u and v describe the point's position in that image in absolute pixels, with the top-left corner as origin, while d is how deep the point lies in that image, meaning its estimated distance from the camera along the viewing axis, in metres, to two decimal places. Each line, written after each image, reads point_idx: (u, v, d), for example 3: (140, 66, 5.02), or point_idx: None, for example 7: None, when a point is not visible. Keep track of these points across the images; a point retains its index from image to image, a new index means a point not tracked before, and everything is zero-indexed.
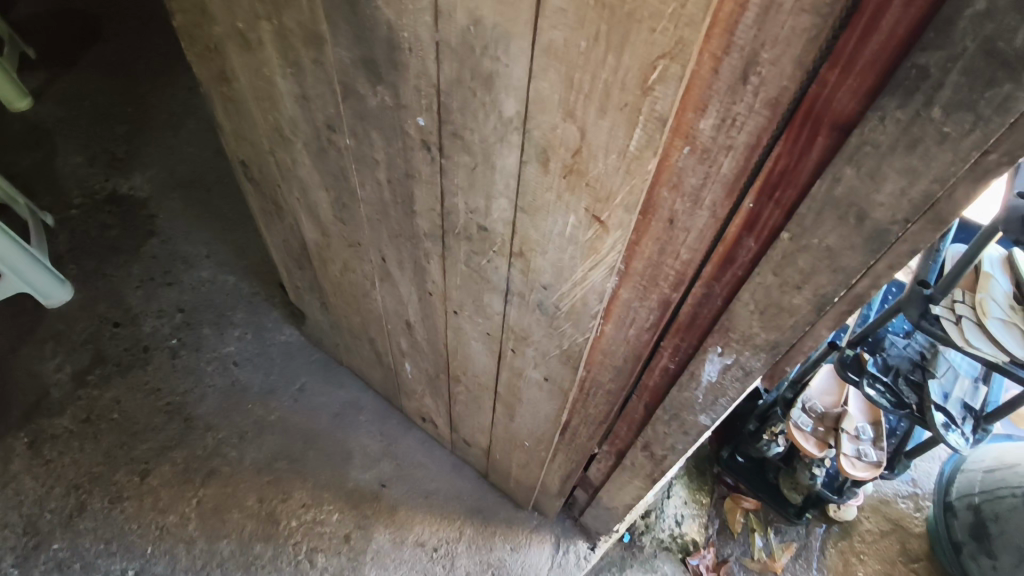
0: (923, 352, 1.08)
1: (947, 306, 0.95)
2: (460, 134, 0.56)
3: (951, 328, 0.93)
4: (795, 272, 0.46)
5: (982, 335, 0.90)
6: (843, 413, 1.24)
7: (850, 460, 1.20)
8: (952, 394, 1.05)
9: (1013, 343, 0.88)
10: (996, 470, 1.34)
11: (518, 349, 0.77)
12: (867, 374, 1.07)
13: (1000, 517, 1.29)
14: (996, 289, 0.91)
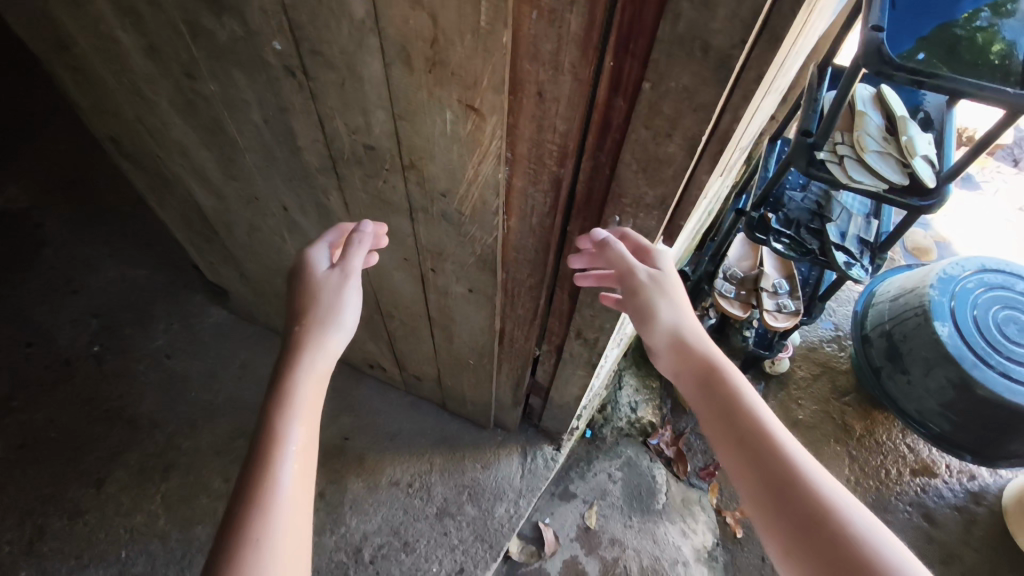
0: (818, 202, 1.18)
1: (827, 151, 1.01)
2: (320, 51, 0.54)
3: (836, 169, 0.99)
4: (663, 120, 0.48)
5: (862, 170, 0.99)
6: (761, 274, 1.33)
7: (772, 314, 1.28)
8: (848, 232, 1.14)
9: (889, 170, 0.98)
10: (901, 297, 1.50)
11: (438, 267, 0.78)
12: (772, 231, 1.16)
13: (907, 336, 1.45)
14: (871, 125, 1.03)
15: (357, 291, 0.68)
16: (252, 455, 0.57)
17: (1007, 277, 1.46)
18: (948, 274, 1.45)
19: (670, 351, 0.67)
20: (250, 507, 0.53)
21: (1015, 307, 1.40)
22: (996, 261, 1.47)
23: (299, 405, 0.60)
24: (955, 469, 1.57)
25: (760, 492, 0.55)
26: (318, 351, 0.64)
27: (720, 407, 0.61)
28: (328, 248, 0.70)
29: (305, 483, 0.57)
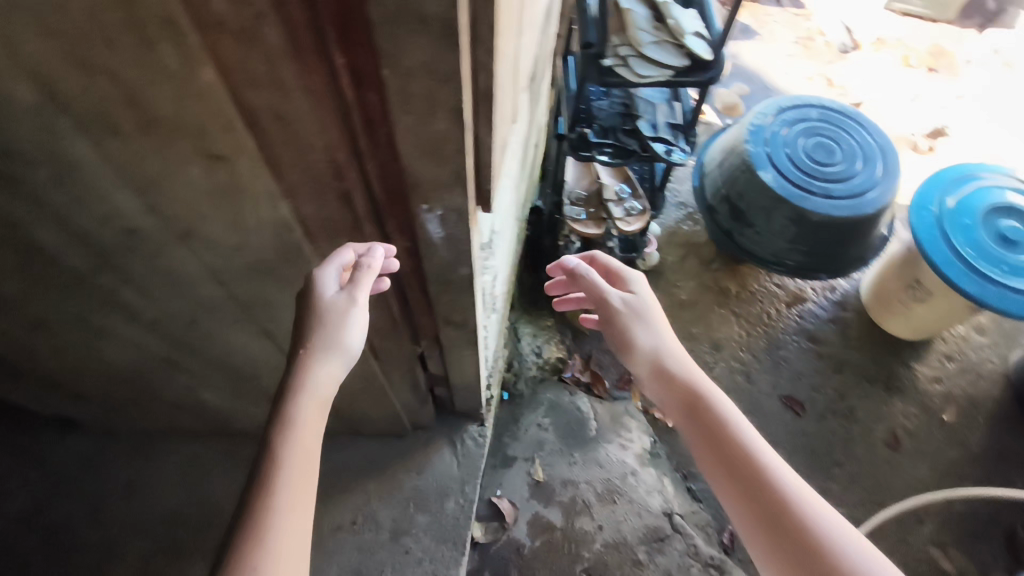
0: (624, 103, 1.23)
1: (608, 57, 1.04)
2: (10, 148, 0.45)
3: (624, 72, 1.02)
4: (419, 101, 0.45)
5: (647, 65, 1.02)
6: (601, 187, 1.39)
7: (624, 221, 1.36)
8: (658, 122, 1.20)
9: (669, 58, 1.02)
10: (726, 160, 1.62)
11: (274, 315, 0.72)
12: (593, 145, 1.19)
13: (742, 193, 1.57)
14: (640, 20, 1.05)
15: (360, 315, 0.65)
16: (253, 490, 0.60)
17: (801, 110, 1.61)
18: (755, 126, 1.58)
19: (643, 367, 0.82)
20: (248, 524, 0.58)
21: (816, 134, 1.56)
22: (787, 99, 1.62)
23: (294, 435, 0.63)
24: (819, 289, 1.77)
25: (732, 479, 0.69)
26: (325, 374, 0.65)
27: (694, 407, 0.75)
28: (335, 267, 0.61)
29: (303, 511, 0.61)
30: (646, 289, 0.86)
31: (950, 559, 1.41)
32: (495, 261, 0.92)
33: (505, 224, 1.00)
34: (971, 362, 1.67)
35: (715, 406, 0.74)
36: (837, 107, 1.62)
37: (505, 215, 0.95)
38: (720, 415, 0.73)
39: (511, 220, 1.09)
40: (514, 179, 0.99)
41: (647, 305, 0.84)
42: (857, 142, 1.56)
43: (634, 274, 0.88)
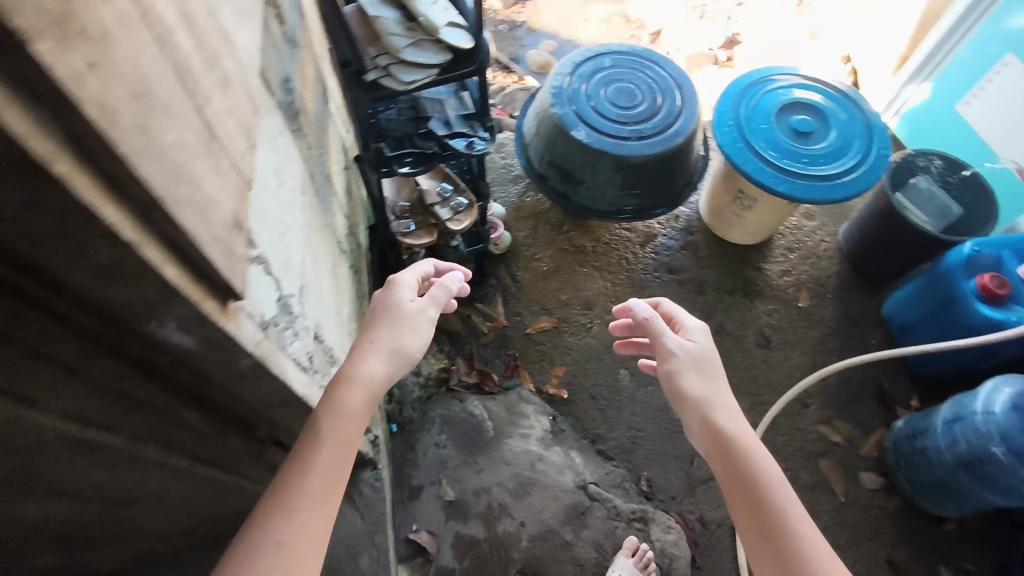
0: (411, 106, 1.18)
1: (369, 70, 1.00)
2: None
3: (391, 82, 0.99)
4: (53, 218, 0.38)
5: (412, 69, 0.99)
6: (422, 192, 1.35)
7: (454, 220, 1.33)
8: (450, 117, 1.17)
9: (432, 57, 0.99)
10: (540, 125, 1.62)
11: (48, 475, 0.63)
12: (392, 159, 1.15)
13: (564, 154, 1.58)
14: (390, 25, 0.98)
15: (427, 328, 0.93)
16: (303, 451, 0.78)
17: (595, 61, 1.64)
18: (556, 88, 1.59)
19: (685, 410, 0.95)
20: (292, 484, 0.75)
21: (614, 81, 1.60)
22: (579, 54, 1.64)
23: (346, 417, 0.81)
24: (665, 221, 1.84)
25: (749, 514, 0.84)
26: (362, 371, 0.86)
27: (726, 452, 0.89)
28: (414, 278, 1.00)
29: (337, 485, 0.78)
30: (705, 340, 1.00)
31: (837, 431, 1.53)
32: (309, 320, 0.86)
33: (314, 275, 0.94)
34: (810, 247, 1.80)
35: (751, 458, 0.88)
36: (626, 49, 1.66)
37: (307, 269, 0.89)
38: (754, 466, 0.87)
39: (325, 265, 1.03)
40: (308, 227, 0.93)
41: (706, 353, 0.98)
42: (652, 78, 1.62)
43: (690, 323, 1.03)
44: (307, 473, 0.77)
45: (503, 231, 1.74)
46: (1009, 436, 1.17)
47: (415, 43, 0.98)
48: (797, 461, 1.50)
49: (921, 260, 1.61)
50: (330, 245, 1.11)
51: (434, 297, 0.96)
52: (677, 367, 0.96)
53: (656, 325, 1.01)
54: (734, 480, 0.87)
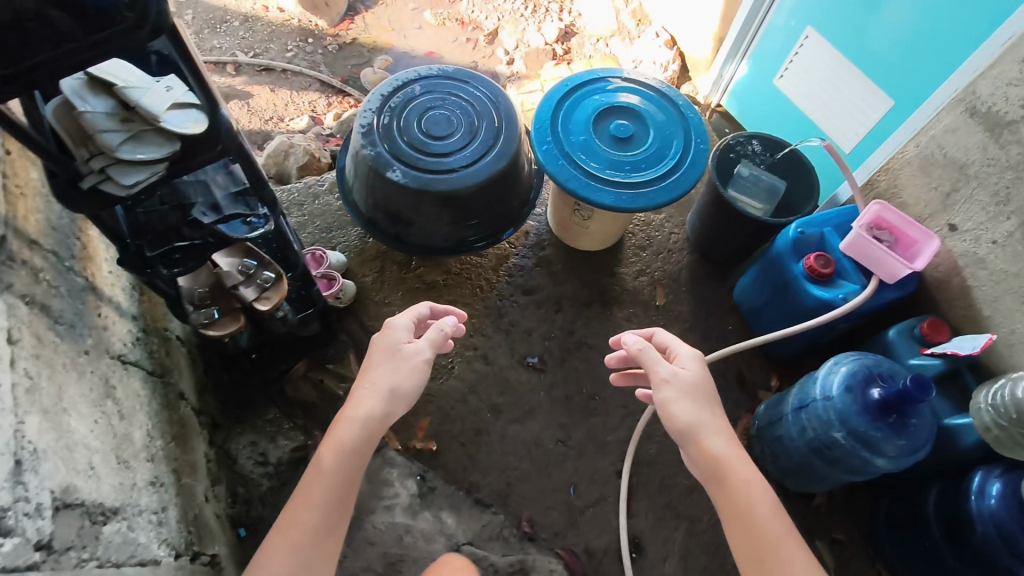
0: (168, 195, 1.03)
1: (89, 177, 0.86)
2: None
3: (112, 185, 0.86)
4: None
5: (135, 166, 0.86)
6: (222, 274, 1.22)
7: (263, 300, 1.23)
8: (217, 199, 1.05)
9: (156, 149, 0.86)
10: (357, 169, 1.51)
11: None
12: (152, 258, 1.02)
13: (386, 199, 1.48)
14: (100, 122, 0.83)
15: (422, 368, 1.17)
16: (311, 481, 1.05)
17: (404, 90, 1.53)
18: (365, 128, 1.48)
19: (680, 437, 1.08)
20: (303, 505, 1.03)
21: (425, 110, 1.50)
22: (385, 85, 1.53)
23: (346, 453, 1.07)
24: (515, 239, 1.78)
25: (738, 522, 1.01)
26: (358, 411, 1.11)
27: (721, 472, 1.04)
28: (410, 319, 1.24)
29: (336, 513, 1.05)
30: (698, 366, 1.14)
31: None
32: (39, 497, 0.74)
33: (56, 431, 0.80)
34: (660, 242, 1.80)
35: (745, 479, 1.03)
36: (436, 71, 1.57)
37: (37, 433, 0.76)
38: (744, 484, 1.02)
39: (86, 405, 0.90)
40: (35, 377, 0.80)
41: (699, 376, 1.11)
42: (466, 100, 1.53)
43: (683, 351, 1.17)
44: (315, 496, 1.04)
45: (344, 282, 1.64)
46: (845, 420, 1.20)
47: (133, 137, 0.85)
48: (672, 466, 1.51)
49: (759, 243, 1.63)
50: (98, 372, 0.97)
51: (430, 340, 1.20)
52: (672, 393, 1.09)
53: (651, 354, 1.14)
54: (726, 497, 1.03)
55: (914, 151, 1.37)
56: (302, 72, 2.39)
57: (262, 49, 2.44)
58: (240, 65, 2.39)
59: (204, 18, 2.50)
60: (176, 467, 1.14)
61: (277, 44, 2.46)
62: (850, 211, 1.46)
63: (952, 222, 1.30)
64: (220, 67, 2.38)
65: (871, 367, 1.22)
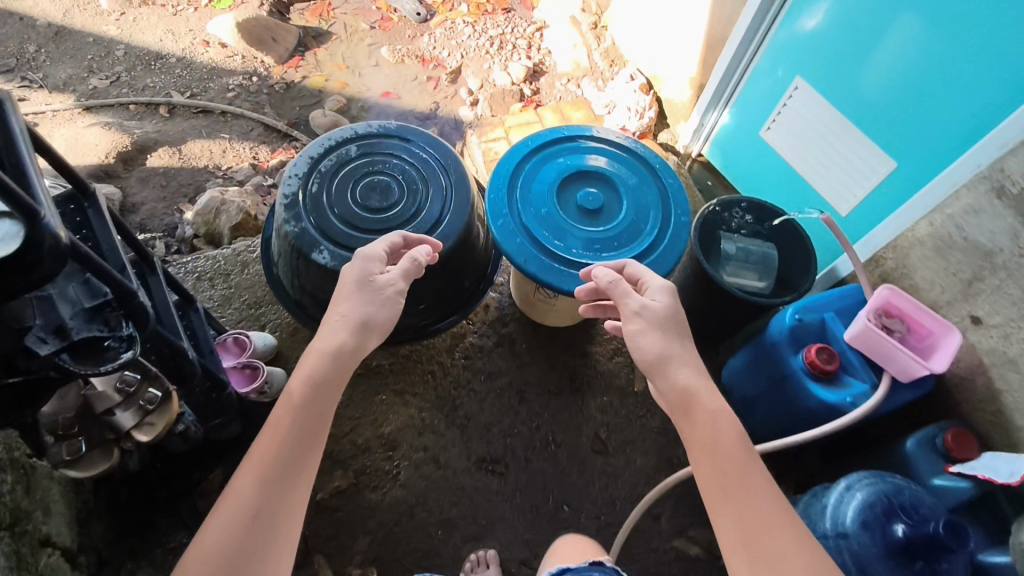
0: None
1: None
2: None
3: None
4: None
5: None
6: (96, 395, 1.00)
7: (144, 427, 1.01)
8: (65, 318, 0.82)
9: None
10: (279, 244, 1.29)
11: None
12: None
13: (312, 281, 1.25)
14: None
15: (393, 303, 1.01)
16: (284, 417, 0.86)
17: (337, 151, 1.31)
18: (288, 198, 1.26)
19: (646, 372, 0.88)
20: (272, 440, 0.85)
21: (361, 176, 1.29)
22: (313, 146, 1.31)
23: (318, 386, 0.89)
24: (473, 314, 1.56)
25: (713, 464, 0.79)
26: (332, 337, 0.93)
27: (691, 404, 0.83)
28: (380, 249, 1.07)
29: (310, 453, 0.86)
30: (670, 298, 0.94)
31: (695, 542, 1.33)
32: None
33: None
34: None
35: (713, 412, 0.82)
36: (374, 128, 1.35)
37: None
38: (714, 419, 0.81)
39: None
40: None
41: (672, 307, 0.91)
42: (409, 162, 1.32)
43: (655, 282, 0.97)
44: (287, 431, 0.85)
45: (273, 368, 1.41)
46: (863, 565, 0.98)
47: None
48: None
49: (749, 323, 1.43)
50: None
51: (401, 271, 1.03)
52: (638, 325, 0.89)
53: (620, 286, 0.95)
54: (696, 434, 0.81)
55: (927, 229, 1.18)
56: (244, 114, 2.15)
57: (200, 89, 2.20)
58: (175, 107, 2.14)
59: (137, 54, 2.26)
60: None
61: (218, 83, 2.22)
62: (852, 290, 1.27)
63: (975, 313, 1.11)
64: (151, 109, 2.13)
65: (890, 496, 1.01)
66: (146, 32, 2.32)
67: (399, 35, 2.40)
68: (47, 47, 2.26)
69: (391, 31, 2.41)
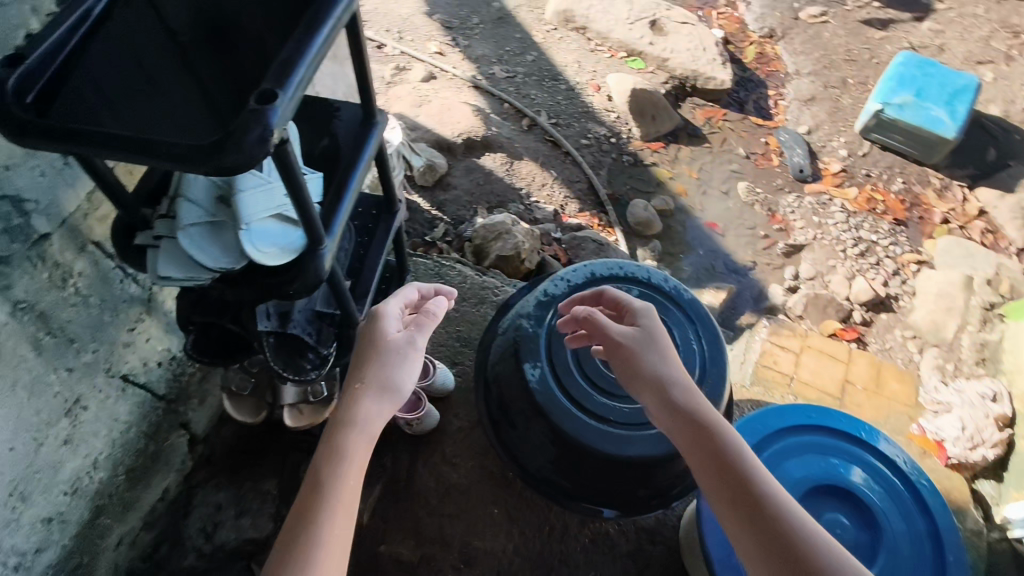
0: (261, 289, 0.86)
1: (147, 230, 0.73)
2: None
3: (153, 256, 0.71)
4: None
5: (182, 253, 0.70)
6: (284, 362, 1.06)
7: (295, 410, 1.07)
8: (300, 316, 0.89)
9: (214, 251, 0.70)
10: (507, 323, 1.29)
11: None
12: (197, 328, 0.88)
13: (507, 381, 1.22)
14: (194, 188, 0.72)
15: (416, 360, 0.81)
16: (303, 520, 0.68)
17: (619, 284, 1.28)
18: (545, 297, 1.25)
19: (649, 401, 0.84)
20: (297, 537, 0.67)
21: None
22: (603, 266, 1.29)
23: (347, 465, 0.72)
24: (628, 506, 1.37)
25: (719, 486, 0.76)
26: (366, 411, 0.75)
27: (695, 422, 0.80)
28: (398, 304, 0.86)
29: (337, 560, 0.68)
30: (649, 320, 0.90)
31: None
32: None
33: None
34: None
35: (708, 422, 0.80)
36: (665, 286, 1.29)
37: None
38: (710, 430, 0.79)
39: (9, 432, 0.82)
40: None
41: (650, 332, 0.88)
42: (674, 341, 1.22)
43: (633, 305, 0.93)
44: (316, 526, 0.68)
45: (431, 411, 1.41)
46: None
47: (211, 225, 0.71)
48: None
49: None
50: (67, 392, 0.89)
51: (418, 328, 0.83)
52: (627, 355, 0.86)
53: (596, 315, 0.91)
54: (700, 450, 0.79)
55: None
56: (581, 165, 2.17)
57: (564, 122, 2.26)
58: (535, 125, 2.24)
59: (541, 65, 2.40)
60: (100, 503, 1.05)
61: (582, 125, 2.26)
62: None
63: None
64: (517, 116, 2.25)
65: None
66: (560, 51, 2.43)
67: (768, 178, 2.21)
68: (486, 23, 2.51)
69: (763, 170, 2.23)
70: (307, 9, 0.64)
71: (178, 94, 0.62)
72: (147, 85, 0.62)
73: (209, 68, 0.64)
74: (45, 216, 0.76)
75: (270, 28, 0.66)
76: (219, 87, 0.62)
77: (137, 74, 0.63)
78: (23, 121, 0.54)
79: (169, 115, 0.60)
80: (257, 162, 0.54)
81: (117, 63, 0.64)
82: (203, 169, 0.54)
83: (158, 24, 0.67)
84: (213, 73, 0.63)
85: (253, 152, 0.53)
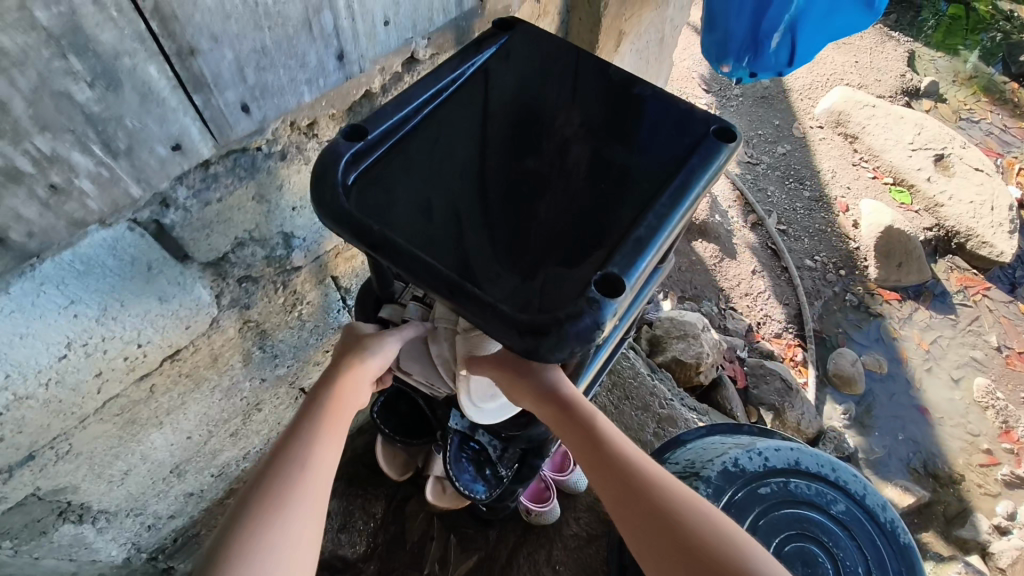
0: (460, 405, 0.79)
1: (394, 304, 0.68)
2: None
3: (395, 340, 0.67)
4: None
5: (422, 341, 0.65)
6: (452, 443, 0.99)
7: (438, 484, 1.00)
8: (484, 442, 0.79)
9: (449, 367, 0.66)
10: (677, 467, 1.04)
11: None
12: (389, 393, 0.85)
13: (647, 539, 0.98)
14: None
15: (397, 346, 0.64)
16: (254, 495, 0.52)
17: (823, 488, 1.00)
18: (735, 468, 1.00)
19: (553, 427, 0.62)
20: (247, 503, 0.51)
21: (806, 538, 0.95)
22: (813, 457, 1.02)
23: (326, 427, 0.57)
24: None
25: (647, 537, 0.55)
26: (354, 376, 0.61)
27: (599, 448, 0.59)
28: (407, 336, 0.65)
29: (306, 537, 0.51)
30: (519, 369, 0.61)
31: None
32: (15, 493, 0.65)
33: (120, 440, 0.72)
34: None
35: (619, 449, 0.59)
36: (879, 515, 0.99)
37: (88, 440, 0.68)
38: (624, 457, 0.59)
39: (192, 425, 0.81)
40: (155, 396, 0.71)
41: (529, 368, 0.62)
42: None
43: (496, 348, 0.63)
44: (286, 492, 0.52)
45: (551, 507, 1.16)
46: None
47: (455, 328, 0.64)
48: None
49: None
50: (252, 397, 0.88)
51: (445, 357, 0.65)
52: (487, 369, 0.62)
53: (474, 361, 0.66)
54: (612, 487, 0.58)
55: None
56: (796, 286, 1.92)
57: (794, 233, 2.03)
58: (761, 224, 2.02)
59: (792, 161, 2.16)
60: (234, 486, 1.05)
61: (813, 244, 2.01)
62: None
63: None
64: (744, 209, 2.06)
65: None
66: (818, 153, 2.18)
67: (1015, 384, 1.86)
68: (747, 99, 2.31)
69: (1014, 373, 1.88)
70: (648, 167, 0.56)
71: (472, 199, 0.54)
72: (451, 175, 0.55)
73: (506, 170, 0.56)
74: (304, 251, 0.73)
75: (594, 157, 0.57)
76: (520, 210, 0.54)
77: (444, 162, 0.56)
78: (339, 210, 0.51)
79: (464, 229, 0.52)
80: (571, 356, 0.46)
81: (430, 147, 0.57)
82: (503, 339, 0.47)
83: (480, 108, 0.61)
84: (513, 180, 0.56)
85: (574, 346, 0.46)
